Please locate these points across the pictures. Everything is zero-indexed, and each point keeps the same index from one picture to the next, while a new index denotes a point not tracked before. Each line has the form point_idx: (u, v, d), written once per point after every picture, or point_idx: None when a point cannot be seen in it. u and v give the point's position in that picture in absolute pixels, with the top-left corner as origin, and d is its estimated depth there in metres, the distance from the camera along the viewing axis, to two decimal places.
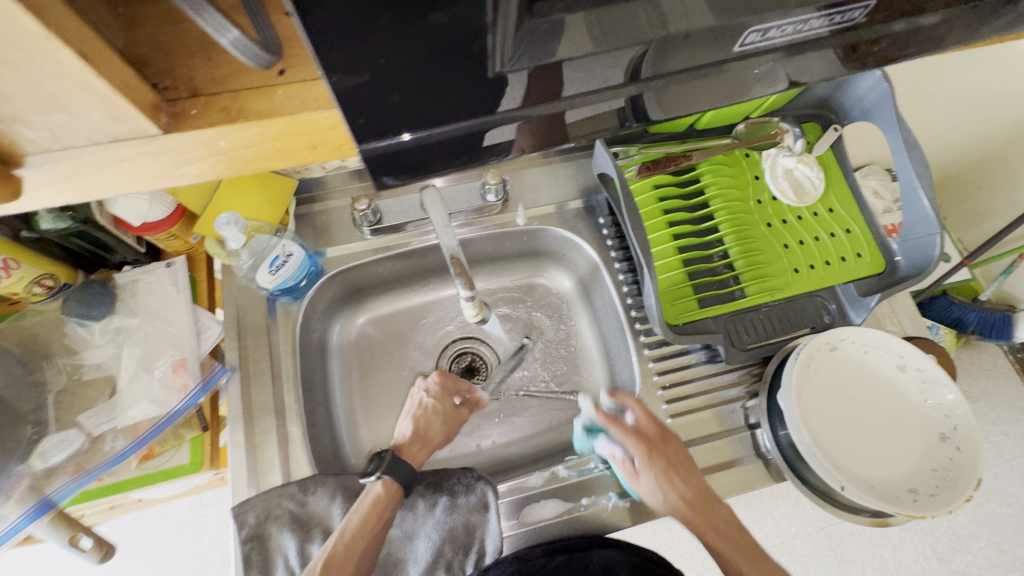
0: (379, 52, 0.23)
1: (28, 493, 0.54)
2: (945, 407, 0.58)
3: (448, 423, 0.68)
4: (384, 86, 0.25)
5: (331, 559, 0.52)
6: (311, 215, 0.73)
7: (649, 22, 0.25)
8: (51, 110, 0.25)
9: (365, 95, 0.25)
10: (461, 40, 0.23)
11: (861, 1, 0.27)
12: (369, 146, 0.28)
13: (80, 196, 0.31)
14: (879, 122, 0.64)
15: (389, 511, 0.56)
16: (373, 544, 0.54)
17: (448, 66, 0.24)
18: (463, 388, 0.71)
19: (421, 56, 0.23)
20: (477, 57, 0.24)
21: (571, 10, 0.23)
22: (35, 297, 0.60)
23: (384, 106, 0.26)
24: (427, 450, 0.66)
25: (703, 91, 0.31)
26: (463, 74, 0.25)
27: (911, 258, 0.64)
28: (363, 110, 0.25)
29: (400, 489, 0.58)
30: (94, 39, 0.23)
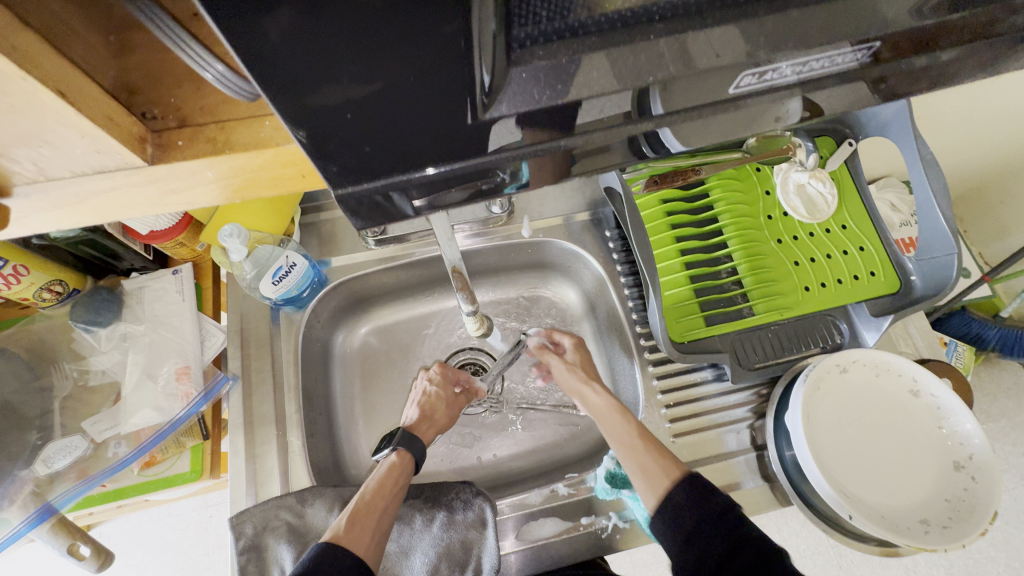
0: (346, 108, 0.23)
1: (31, 499, 0.55)
2: (961, 436, 0.57)
3: (450, 409, 0.67)
4: (356, 135, 0.24)
5: (354, 516, 0.51)
6: (316, 224, 0.74)
7: (672, 56, 0.25)
8: (35, 145, 0.25)
9: (337, 145, 0.24)
10: (445, 88, 0.23)
11: (866, 40, 0.26)
12: (348, 190, 0.27)
13: (72, 221, 0.31)
14: (896, 139, 0.62)
15: (404, 479, 0.57)
16: (394, 504, 0.54)
17: (427, 112, 0.24)
18: (461, 377, 0.71)
19: (400, 98, 0.23)
20: (458, 103, 0.24)
21: (553, 56, 0.23)
22: (44, 304, 0.61)
23: (356, 156, 0.25)
24: (436, 430, 0.65)
25: (718, 128, 0.30)
26: (445, 118, 0.25)
27: (927, 278, 0.63)
28: (335, 158, 0.25)
29: (412, 460, 0.59)
30: (76, 77, 0.24)
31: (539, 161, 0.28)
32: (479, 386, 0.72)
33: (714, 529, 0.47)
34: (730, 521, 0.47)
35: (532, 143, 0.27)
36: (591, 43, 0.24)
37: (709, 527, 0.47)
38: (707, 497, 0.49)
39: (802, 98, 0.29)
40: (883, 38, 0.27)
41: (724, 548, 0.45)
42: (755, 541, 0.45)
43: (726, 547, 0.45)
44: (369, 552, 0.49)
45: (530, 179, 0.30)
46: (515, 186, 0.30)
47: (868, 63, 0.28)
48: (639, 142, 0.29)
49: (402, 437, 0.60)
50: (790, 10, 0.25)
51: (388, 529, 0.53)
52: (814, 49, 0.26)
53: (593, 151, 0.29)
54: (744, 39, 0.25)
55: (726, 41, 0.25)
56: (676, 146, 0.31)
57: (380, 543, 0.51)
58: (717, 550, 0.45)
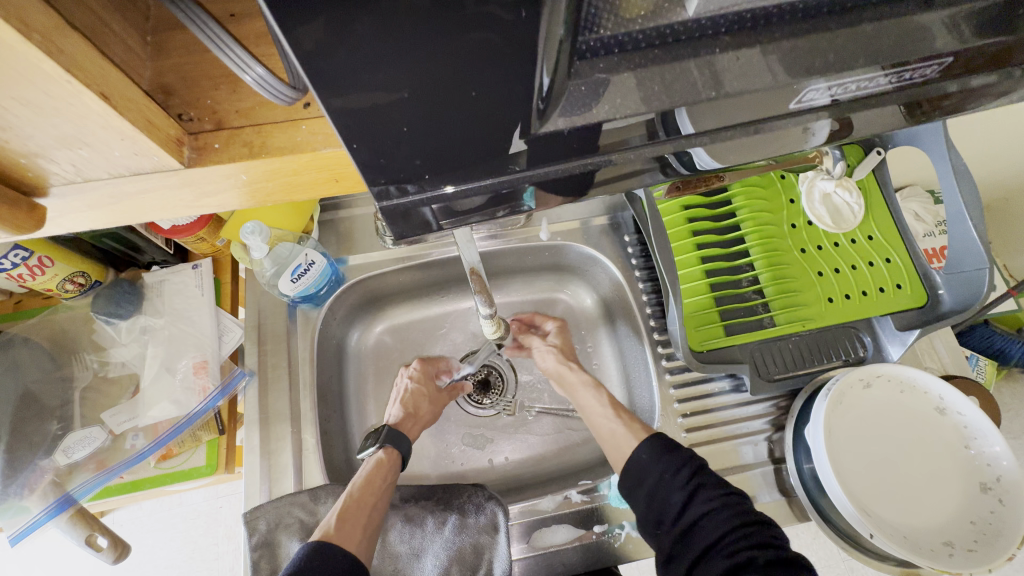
0: (402, 121, 0.23)
1: (51, 488, 0.56)
2: (989, 457, 0.55)
3: (431, 403, 0.69)
4: (408, 150, 0.24)
5: (345, 514, 0.51)
6: (334, 221, 0.74)
7: (703, 83, 0.24)
8: (73, 147, 0.25)
9: (388, 161, 0.24)
10: (503, 102, 0.23)
11: (935, 57, 0.25)
12: (391, 203, 0.27)
13: (104, 220, 0.31)
14: (928, 149, 0.60)
15: (390, 477, 0.58)
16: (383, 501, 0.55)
17: (479, 127, 0.24)
18: (437, 365, 0.73)
19: (452, 109, 0.23)
20: (510, 114, 0.23)
21: (616, 69, 0.23)
22: (67, 294, 0.62)
23: (410, 170, 0.25)
24: (421, 426, 0.67)
25: (756, 150, 0.29)
26: (498, 131, 0.24)
27: (956, 293, 0.61)
28: (383, 170, 0.25)
29: (398, 456, 0.60)
30: (118, 81, 0.23)
31: (580, 175, 0.28)
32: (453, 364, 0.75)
33: (672, 480, 0.48)
34: (687, 470, 0.48)
35: (554, 160, 0.27)
36: (652, 56, 0.23)
37: (668, 479, 0.48)
38: (669, 452, 0.49)
39: (831, 116, 0.28)
40: (959, 53, 0.25)
41: (682, 497, 0.46)
42: (712, 487, 0.46)
43: (683, 496, 0.46)
44: (359, 548, 0.49)
45: (536, 200, 0.30)
46: (526, 208, 0.31)
47: (931, 79, 0.27)
48: (669, 161, 0.29)
49: (391, 435, 0.60)
50: (865, 25, 0.24)
51: (378, 523, 0.53)
52: (880, 65, 0.25)
53: (622, 169, 0.29)
54: (778, 62, 0.24)
55: (757, 65, 0.24)
56: (707, 162, 0.30)
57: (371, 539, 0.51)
58: (675, 499, 0.47)
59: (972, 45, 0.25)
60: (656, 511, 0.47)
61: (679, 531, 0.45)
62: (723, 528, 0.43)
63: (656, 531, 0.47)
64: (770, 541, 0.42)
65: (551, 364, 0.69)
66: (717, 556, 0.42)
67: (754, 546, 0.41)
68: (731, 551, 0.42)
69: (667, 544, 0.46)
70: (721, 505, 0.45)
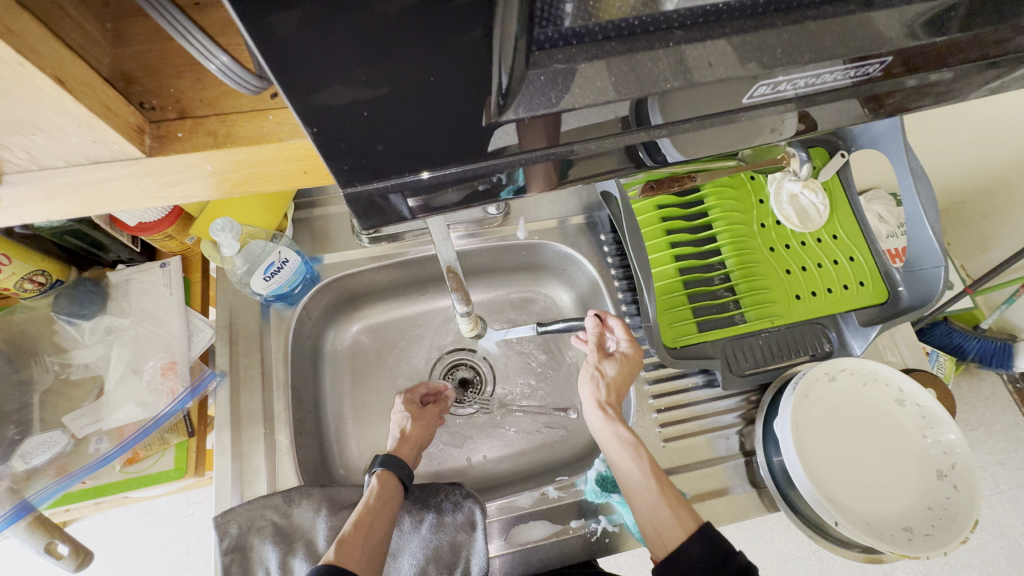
0: (362, 105, 0.22)
1: (7, 495, 0.54)
2: (945, 445, 0.58)
3: (423, 426, 0.65)
4: (369, 134, 0.24)
5: (342, 543, 0.49)
6: (309, 220, 0.73)
7: (670, 70, 0.25)
8: (26, 132, 0.24)
9: (349, 144, 0.24)
10: (465, 90, 0.23)
11: (878, 56, 0.26)
12: (356, 189, 0.26)
13: (63, 212, 0.30)
14: (887, 152, 0.62)
15: (391, 504, 0.56)
16: (383, 526, 0.53)
17: (441, 111, 0.24)
18: (422, 390, 0.70)
19: (416, 97, 0.23)
20: (473, 103, 0.24)
21: (573, 60, 0.23)
22: (25, 294, 0.59)
23: (371, 154, 0.25)
24: (413, 448, 0.63)
25: (713, 139, 0.30)
26: (459, 116, 0.24)
27: (914, 289, 0.64)
28: (346, 156, 0.25)
29: (397, 483, 0.58)
30: (73, 65, 0.23)
31: (531, 169, 0.29)
32: (444, 386, 0.71)
33: None
34: None
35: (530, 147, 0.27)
36: (607, 48, 0.24)
37: None
38: (724, 559, 0.46)
39: (797, 112, 0.30)
40: (900, 51, 0.27)
41: None
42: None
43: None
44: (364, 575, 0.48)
45: (528, 180, 0.30)
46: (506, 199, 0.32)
47: (875, 77, 0.28)
48: (637, 151, 0.30)
49: (383, 459, 0.58)
50: (807, 22, 0.25)
51: (379, 552, 0.51)
52: (826, 63, 0.26)
53: (587, 159, 0.29)
54: (733, 53, 0.25)
55: (720, 54, 0.25)
56: (672, 154, 0.31)
57: (371, 567, 0.50)
58: None
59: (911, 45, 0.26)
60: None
61: None
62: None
63: None
64: None
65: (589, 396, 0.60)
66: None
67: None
68: None
69: None
70: None
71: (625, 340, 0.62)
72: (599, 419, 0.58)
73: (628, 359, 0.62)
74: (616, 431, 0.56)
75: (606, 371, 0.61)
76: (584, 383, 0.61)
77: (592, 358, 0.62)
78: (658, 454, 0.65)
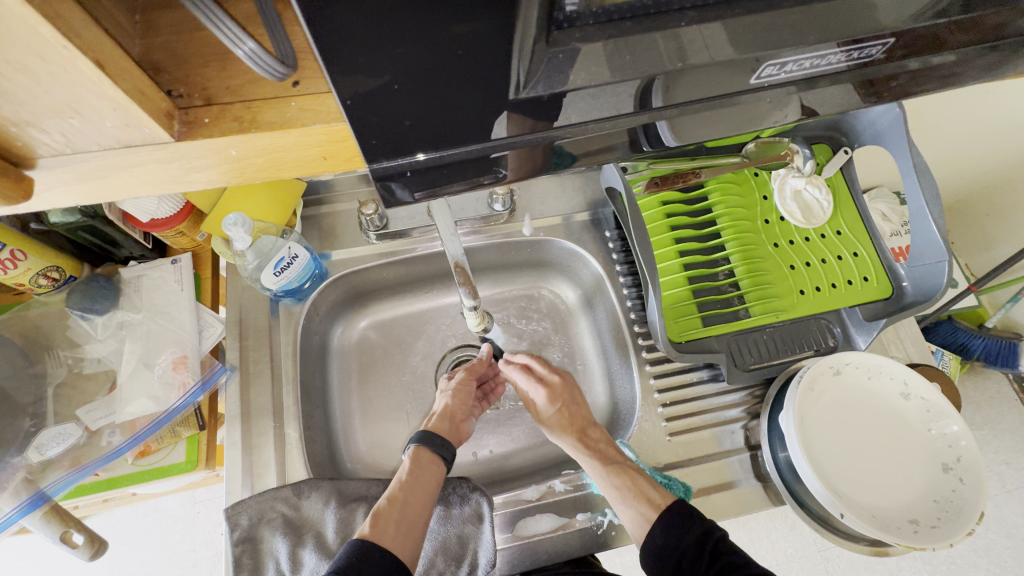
0: (393, 78, 0.23)
1: (23, 486, 0.55)
2: (949, 438, 0.58)
3: (456, 396, 0.67)
4: (399, 109, 0.25)
5: (377, 517, 0.51)
6: (317, 217, 0.74)
7: (665, 57, 0.26)
8: (65, 116, 0.25)
9: (379, 118, 0.25)
10: (486, 66, 0.24)
11: (880, 37, 0.27)
12: (383, 165, 0.28)
13: (91, 198, 0.31)
14: (891, 148, 0.63)
15: (433, 475, 0.58)
16: (422, 497, 0.54)
17: (471, 86, 0.24)
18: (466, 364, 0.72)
19: (444, 71, 0.23)
20: (497, 80, 0.25)
21: (590, 38, 0.24)
22: (41, 289, 0.60)
23: (397, 129, 0.26)
24: (450, 419, 0.65)
25: (715, 122, 0.31)
26: (484, 91, 0.25)
27: (919, 283, 0.64)
28: (375, 132, 0.26)
29: (439, 458, 0.59)
30: (112, 50, 0.24)
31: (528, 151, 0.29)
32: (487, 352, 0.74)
33: (696, 562, 0.50)
34: (708, 550, 0.50)
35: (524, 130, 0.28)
36: (623, 28, 0.24)
37: (691, 560, 0.50)
38: (683, 530, 0.52)
39: (799, 99, 0.31)
40: (901, 34, 0.27)
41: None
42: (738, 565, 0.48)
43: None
44: (398, 545, 0.50)
45: (503, 171, 0.30)
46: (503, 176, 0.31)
47: (876, 59, 0.29)
48: (637, 136, 0.31)
49: (419, 436, 0.60)
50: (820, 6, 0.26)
51: (418, 522, 0.53)
52: (827, 46, 0.27)
53: (597, 141, 0.30)
54: (725, 37, 0.26)
55: (715, 38, 0.26)
56: (670, 141, 0.32)
57: (410, 536, 0.51)
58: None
59: (918, 28, 0.27)
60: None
61: None
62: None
63: None
64: None
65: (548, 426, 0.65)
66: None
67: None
68: None
69: None
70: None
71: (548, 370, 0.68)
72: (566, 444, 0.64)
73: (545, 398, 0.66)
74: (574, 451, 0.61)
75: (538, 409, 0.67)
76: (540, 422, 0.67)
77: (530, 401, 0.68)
78: (664, 449, 0.65)
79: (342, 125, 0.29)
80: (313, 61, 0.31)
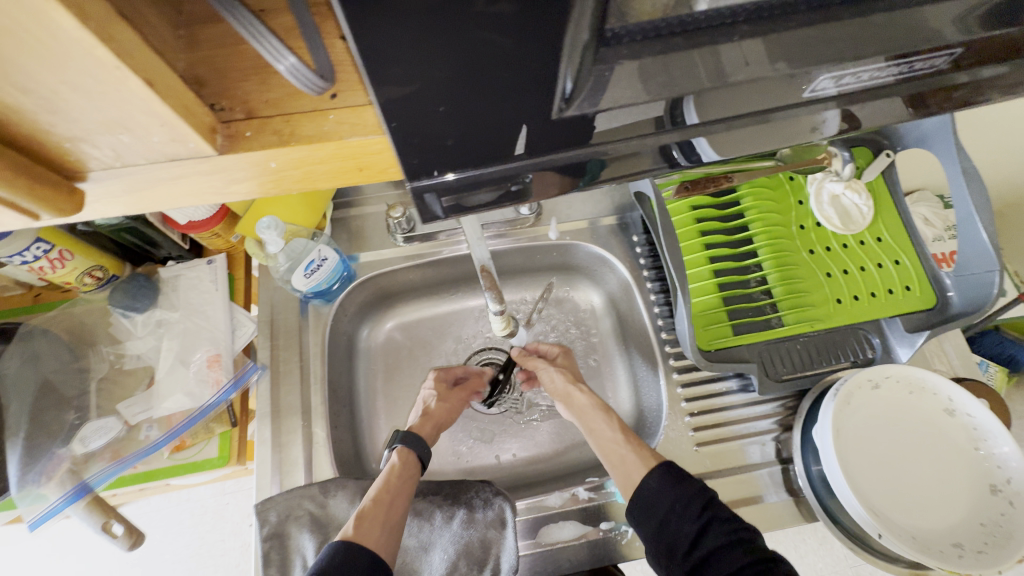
0: (439, 101, 0.23)
1: (68, 476, 0.58)
2: (999, 458, 0.55)
3: (444, 403, 0.68)
4: (442, 130, 0.25)
5: (360, 519, 0.52)
6: (346, 219, 0.75)
7: (706, 74, 0.25)
8: (115, 131, 0.26)
9: (421, 138, 0.25)
10: (530, 85, 0.23)
11: (949, 48, 0.26)
12: (422, 183, 0.28)
13: (136, 208, 0.32)
14: (937, 152, 0.60)
15: (411, 481, 0.58)
16: (402, 502, 0.55)
17: (513, 104, 0.24)
18: (456, 372, 0.73)
19: (487, 90, 0.23)
20: (542, 100, 0.24)
21: (637, 56, 0.24)
22: (85, 287, 0.63)
23: (440, 150, 0.26)
24: (433, 425, 0.66)
25: (751, 141, 0.30)
26: (530, 109, 0.25)
27: (966, 295, 0.61)
28: (418, 152, 0.26)
29: (415, 461, 0.60)
30: (161, 68, 0.24)
31: (545, 175, 0.29)
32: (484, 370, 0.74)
33: (685, 512, 0.47)
34: (700, 503, 0.47)
35: (561, 148, 0.28)
36: (674, 44, 0.24)
37: (680, 510, 0.47)
38: (679, 481, 0.49)
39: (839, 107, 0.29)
40: (970, 44, 0.26)
41: (694, 529, 0.46)
42: (723, 520, 0.46)
43: (695, 528, 0.46)
44: (381, 546, 0.50)
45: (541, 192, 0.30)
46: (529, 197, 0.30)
47: (943, 70, 0.28)
48: (671, 152, 0.30)
49: (402, 437, 0.61)
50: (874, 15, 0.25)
51: (398, 525, 0.53)
52: (898, 56, 0.26)
53: (621, 156, 0.29)
54: (754, 57, 0.25)
55: (755, 55, 0.25)
56: (708, 156, 0.31)
57: (393, 539, 0.52)
58: (688, 532, 0.46)
59: (986, 35, 0.26)
60: (666, 541, 0.47)
61: (689, 564, 0.45)
62: (741, 561, 0.43)
63: (667, 562, 0.47)
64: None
65: (559, 384, 0.66)
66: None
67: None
68: None
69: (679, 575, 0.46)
70: (734, 541, 0.44)
71: (553, 346, 0.73)
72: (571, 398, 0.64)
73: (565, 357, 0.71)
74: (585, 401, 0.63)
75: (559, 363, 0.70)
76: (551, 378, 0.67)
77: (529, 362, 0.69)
78: (692, 460, 0.64)
79: (379, 137, 0.30)
80: (351, 73, 0.31)
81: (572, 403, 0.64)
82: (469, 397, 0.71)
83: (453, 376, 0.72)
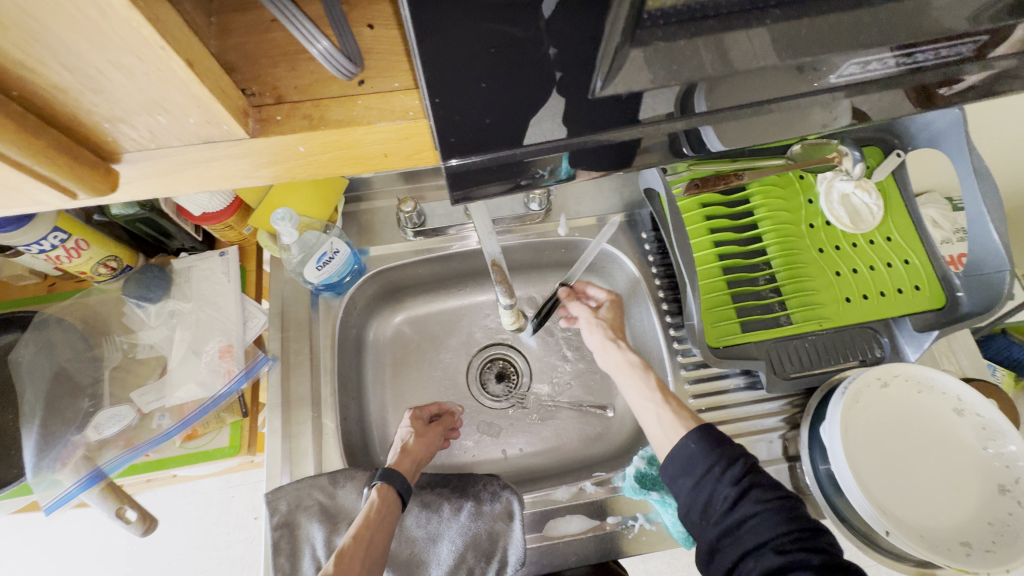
0: (482, 77, 0.24)
1: (82, 462, 0.58)
2: (1007, 457, 0.55)
3: (421, 440, 0.65)
4: (479, 108, 0.25)
5: (341, 558, 0.50)
6: (356, 213, 0.76)
7: (710, 64, 0.25)
8: (153, 113, 0.26)
9: (464, 116, 0.26)
10: (568, 66, 0.25)
11: (970, 35, 0.27)
12: (454, 165, 0.27)
13: (165, 192, 0.33)
14: (948, 150, 0.60)
15: (392, 517, 0.55)
16: (384, 538, 0.54)
17: (548, 84, 0.25)
18: (431, 408, 0.70)
19: (528, 67, 0.24)
20: (579, 79, 0.25)
21: (672, 38, 0.24)
22: (100, 277, 0.63)
23: (477, 128, 0.26)
24: (412, 462, 0.63)
25: (761, 130, 0.30)
26: (567, 88, 0.25)
27: (975, 294, 0.61)
28: (456, 128, 0.26)
29: (395, 496, 0.57)
30: (200, 50, 0.25)
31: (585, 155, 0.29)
32: (455, 407, 0.72)
33: (725, 474, 0.47)
34: (740, 467, 0.47)
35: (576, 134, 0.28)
36: (705, 27, 0.24)
37: (719, 473, 0.47)
38: (719, 445, 0.49)
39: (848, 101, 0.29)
40: (994, 31, 0.27)
41: (732, 492, 0.46)
42: (765, 486, 0.46)
43: (735, 490, 0.46)
44: None
45: (572, 170, 0.30)
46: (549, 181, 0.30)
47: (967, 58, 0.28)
48: (680, 140, 0.30)
49: (382, 473, 0.57)
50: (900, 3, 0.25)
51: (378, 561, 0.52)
52: (920, 43, 0.27)
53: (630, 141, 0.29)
54: (773, 45, 0.25)
55: (758, 45, 0.25)
56: (715, 145, 0.31)
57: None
58: (726, 494, 0.46)
59: (1004, 27, 0.26)
60: (704, 498, 0.47)
61: (725, 525, 0.45)
62: (776, 528, 0.43)
63: (701, 521, 0.47)
64: (823, 547, 0.42)
65: (598, 338, 0.66)
66: (767, 552, 0.42)
67: (805, 549, 0.41)
68: (783, 549, 0.42)
69: (711, 535, 0.46)
70: (776, 506, 0.44)
71: (602, 291, 0.70)
72: (611, 354, 0.64)
73: (612, 306, 0.69)
74: (625, 358, 0.62)
75: (603, 314, 0.67)
76: (594, 331, 0.66)
77: (573, 305, 0.68)
78: None
79: (408, 123, 0.30)
80: (378, 61, 0.31)
81: (606, 359, 0.64)
82: (445, 434, 0.69)
83: (429, 413, 0.69)
